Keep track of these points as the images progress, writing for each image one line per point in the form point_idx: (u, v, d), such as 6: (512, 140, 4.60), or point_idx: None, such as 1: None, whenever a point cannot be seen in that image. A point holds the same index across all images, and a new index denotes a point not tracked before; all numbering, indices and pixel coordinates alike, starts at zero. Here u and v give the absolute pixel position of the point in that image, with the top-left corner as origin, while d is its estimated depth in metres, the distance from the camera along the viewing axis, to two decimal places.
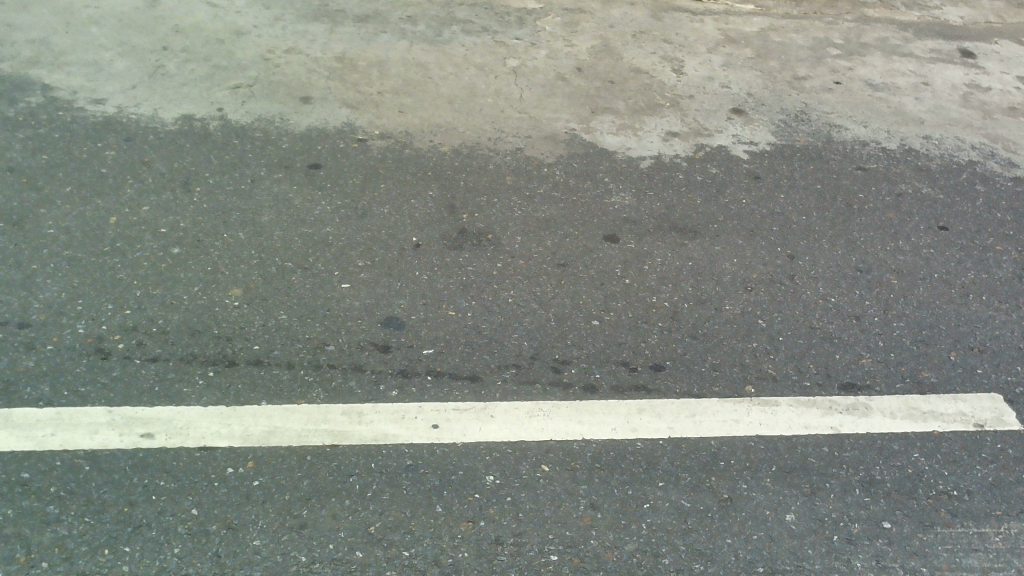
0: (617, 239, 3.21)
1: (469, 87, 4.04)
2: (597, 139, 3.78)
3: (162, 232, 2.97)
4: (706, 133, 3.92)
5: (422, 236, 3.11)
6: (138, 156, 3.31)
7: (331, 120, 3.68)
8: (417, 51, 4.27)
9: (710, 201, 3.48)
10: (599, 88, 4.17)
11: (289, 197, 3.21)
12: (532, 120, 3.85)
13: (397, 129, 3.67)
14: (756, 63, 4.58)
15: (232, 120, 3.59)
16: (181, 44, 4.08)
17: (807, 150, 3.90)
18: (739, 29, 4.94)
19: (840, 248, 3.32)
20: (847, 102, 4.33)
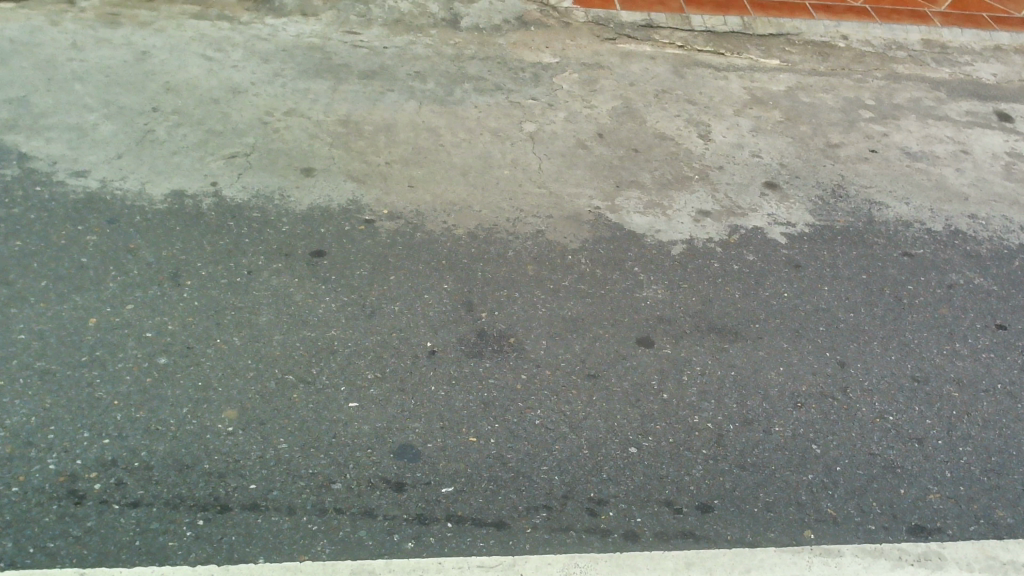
0: (652, 342, 2.92)
1: (484, 156, 3.74)
2: (623, 219, 3.49)
3: (147, 337, 2.65)
4: (740, 212, 3.63)
5: (438, 341, 2.80)
6: (122, 242, 2.99)
7: (335, 197, 3.37)
8: (427, 114, 3.98)
9: (749, 295, 3.19)
10: (623, 158, 3.88)
11: (290, 292, 2.90)
12: (553, 196, 3.56)
13: (408, 208, 3.37)
14: (786, 128, 4.32)
15: (227, 197, 3.28)
16: (172, 104, 3.77)
17: (848, 231, 3.62)
18: (765, 88, 4.68)
19: (893, 353, 3.03)
20: (885, 174, 4.06)
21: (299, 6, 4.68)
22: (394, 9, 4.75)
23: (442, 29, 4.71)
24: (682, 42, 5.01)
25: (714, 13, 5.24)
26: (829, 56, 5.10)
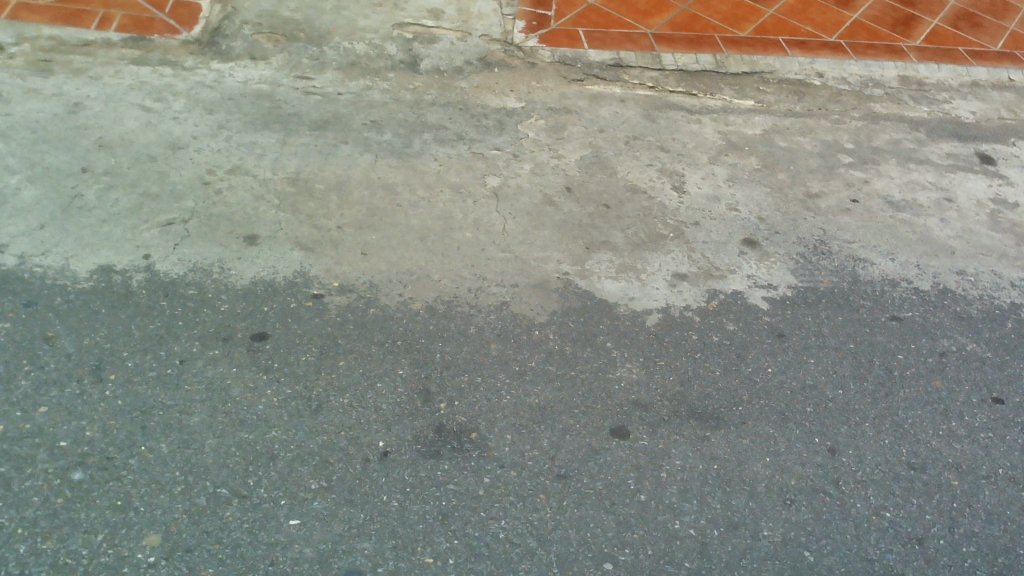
0: (627, 432, 2.67)
1: (444, 216, 3.48)
2: (594, 285, 3.24)
3: (60, 448, 2.36)
4: (718, 274, 3.40)
5: (391, 439, 2.53)
6: (39, 330, 2.70)
7: (281, 268, 3.09)
8: (383, 168, 3.71)
9: (732, 371, 2.95)
10: (593, 215, 3.64)
11: (227, 385, 2.61)
12: (518, 261, 3.30)
13: (360, 278, 3.10)
14: (763, 177, 4.11)
15: (159, 271, 2.99)
16: (104, 163, 3.48)
17: (833, 293, 3.40)
18: (740, 132, 4.48)
19: (887, 435, 2.81)
20: (869, 226, 3.86)
21: (247, 49, 4.42)
22: (349, 51, 4.50)
23: (400, 72, 4.46)
24: (653, 82, 4.80)
25: (685, 50, 5.05)
26: (804, 95, 4.92)
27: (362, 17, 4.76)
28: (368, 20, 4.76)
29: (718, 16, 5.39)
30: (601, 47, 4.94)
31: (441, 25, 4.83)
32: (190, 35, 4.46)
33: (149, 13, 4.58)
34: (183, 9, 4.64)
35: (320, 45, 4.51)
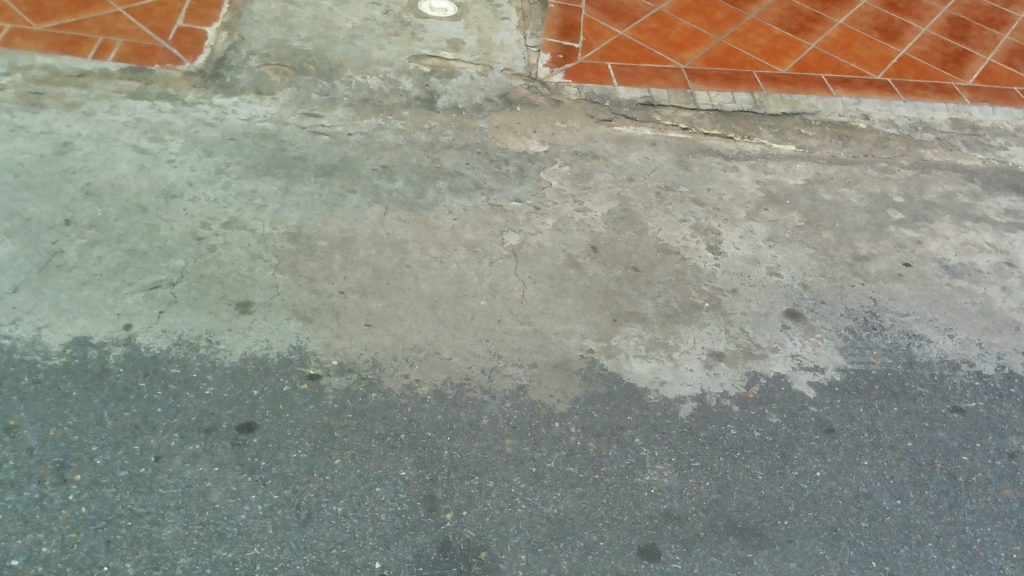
0: (657, 553, 2.35)
1: (458, 280, 3.18)
2: (621, 366, 2.93)
3: (10, 568, 2.07)
4: (759, 353, 3.08)
5: (389, 560, 2.23)
6: (0, 418, 2.41)
7: (275, 342, 2.79)
8: (392, 222, 3.41)
9: (776, 475, 2.62)
10: (620, 279, 3.32)
11: (206, 488, 2.32)
12: (537, 335, 2.99)
13: (362, 355, 2.80)
14: (806, 235, 3.77)
15: (140, 345, 2.69)
16: (89, 213, 3.19)
17: (886, 379, 3.06)
18: (780, 181, 4.14)
19: (953, 558, 2.48)
20: (923, 296, 3.52)
21: (253, 82, 4.14)
22: (362, 86, 4.22)
23: (415, 109, 4.17)
24: (686, 123, 4.48)
25: (721, 88, 4.73)
26: (849, 140, 4.58)
27: (376, 48, 4.48)
28: (383, 51, 4.47)
29: (756, 49, 5.06)
30: (631, 83, 4.62)
31: (460, 57, 4.54)
32: (193, 66, 4.20)
33: (151, 41, 4.31)
34: (186, 37, 4.38)
35: (331, 78, 4.23)
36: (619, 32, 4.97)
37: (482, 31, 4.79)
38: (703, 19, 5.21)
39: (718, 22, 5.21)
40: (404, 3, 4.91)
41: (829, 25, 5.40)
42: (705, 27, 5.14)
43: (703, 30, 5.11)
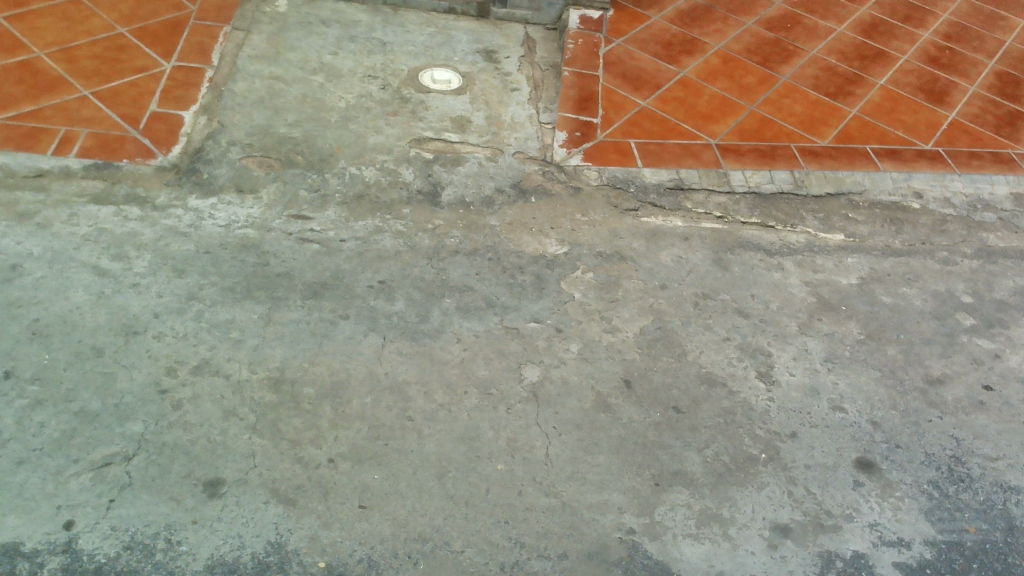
0: None
1: (471, 436, 2.69)
2: (669, 552, 2.44)
3: None
4: (830, 525, 2.59)
5: None
6: None
7: (249, 538, 2.31)
8: (391, 358, 2.92)
9: None
10: (660, 426, 2.82)
11: None
12: (566, 513, 2.50)
13: (356, 554, 2.31)
14: (869, 352, 3.28)
15: (82, 552, 2.21)
16: (34, 362, 2.71)
17: (984, 555, 2.57)
18: (831, 281, 3.65)
19: None
20: (1013, 431, 3.02)
21: (233, 178, 3.68)
22: (357, 180, 3.75)
23: (417, 205, 3.70)
24: (721, 211, 4.00)
25: (757, 166, 4.26)
26: (902, 224, 4.09)
27: (373, 131, 4.03)
28: (380, 135, 4.01)
29: (793, 118, 4.58)
30: (657, 165, 4.16)
31: (467, 139, 4.08)
32: (167, 160, 3.74)
33: (121, 130, 3.86)
34: (160, 124, 3.92)
35: (321, 170, 3.76)
36: (641, 103, 4.50)
37: (490, 107, 4.35)
38: (732, 84, 4.74)
39: (749, 87, 4.74)
40: (404, 76, 4.47)
41: (869, 87, 4.92)
42: (736, 93, 4.68)
43: (734, 98, 4.64)
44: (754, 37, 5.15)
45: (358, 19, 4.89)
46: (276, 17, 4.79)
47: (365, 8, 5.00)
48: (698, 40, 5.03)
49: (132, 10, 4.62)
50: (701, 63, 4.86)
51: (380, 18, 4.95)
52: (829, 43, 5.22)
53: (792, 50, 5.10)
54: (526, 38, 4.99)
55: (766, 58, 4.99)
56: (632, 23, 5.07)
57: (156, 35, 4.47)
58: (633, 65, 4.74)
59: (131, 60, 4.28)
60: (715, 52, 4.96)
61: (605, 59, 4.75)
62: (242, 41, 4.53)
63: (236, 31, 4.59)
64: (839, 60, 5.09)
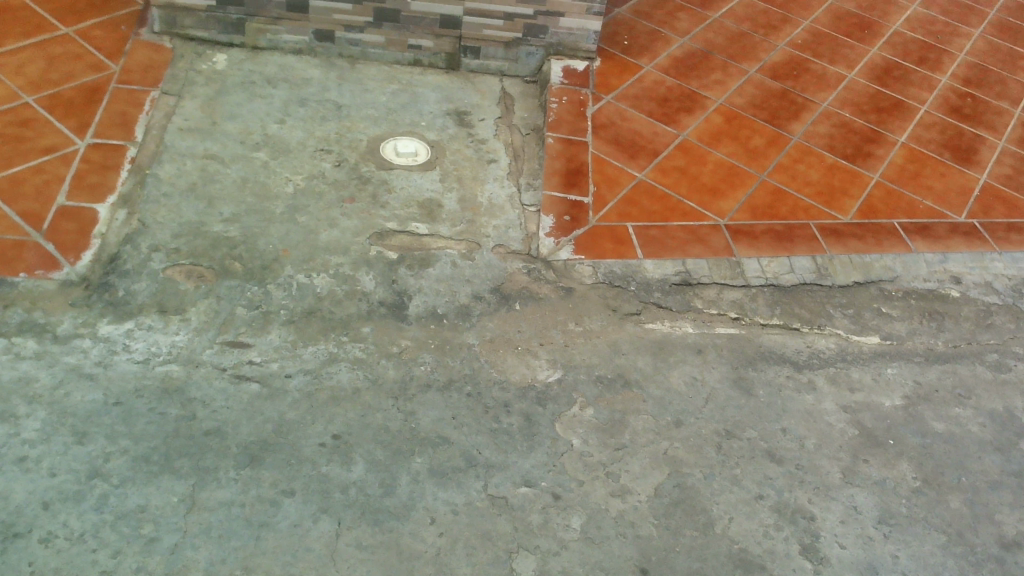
0: None
1: None
2: None
3: None
4: None
5: None
6: None
7: None
8: (348, 556, 2.35)
9: None
10: None
11: None
12: None
13: None
14: (929, 506, 2.75)
15: None
16: None
17: None
18: (872, 404, 3.10)
19: None
20: None
21: (155, 294, 3.04)
22: (306, 291, 3.13)
23: (379, 321, 3.08)
24: (736, 310, 3.43)
25: (773, 251, 3.69)
26: (942, 319, 3.56)
27: (326, 224, 3.40)
28: (334, 229, 3.38)
29: (810, 189, 4.03)
30: (660, 254, 3.58)
31: (437, 230, 3.47)
32: (74, 271, 3.09)
33: (20, 232, 3.20)
34: (68, 222, 3.27)
35: (263, 280, 3.14)
36: (637, 176, 3.92)
37: (464, 186, 3.74)
38: (739, 147, 4.17)
39: (758, 151, 4.18)
40: (363, 149, 3.86)
41: (890, 146, 4.38)
42: (743, 159, 4.11)
43: (742, 165, 4.08)
44: (759, 88, 4.59)
45: (309, 76, 4.28)
46: (213, 76, 4.15)
47: (317, 61, 4.38)
48: (697, 94, 4.47)
49: (42, 72, 3.96)
50: (702, 122, 4.29)
51: (335, 74, 4.33)
52: (841, 93, 4.68)
53: (801, 103, 4.55)
54: (503, 93, 4.41)
55: (773, 113, 4.43)
56: (622, 75, 4.50)
57: (69, 104, 3.81)
58: (626, 128, 4.16)
59: (38, 138, 3.62)
60: (717, 107, 4.40)
61: (594, 121, 4.16)
62: (172, 109, 3.89)
63: (166, 96, 3.96)
64: (854, 113, 4.55)
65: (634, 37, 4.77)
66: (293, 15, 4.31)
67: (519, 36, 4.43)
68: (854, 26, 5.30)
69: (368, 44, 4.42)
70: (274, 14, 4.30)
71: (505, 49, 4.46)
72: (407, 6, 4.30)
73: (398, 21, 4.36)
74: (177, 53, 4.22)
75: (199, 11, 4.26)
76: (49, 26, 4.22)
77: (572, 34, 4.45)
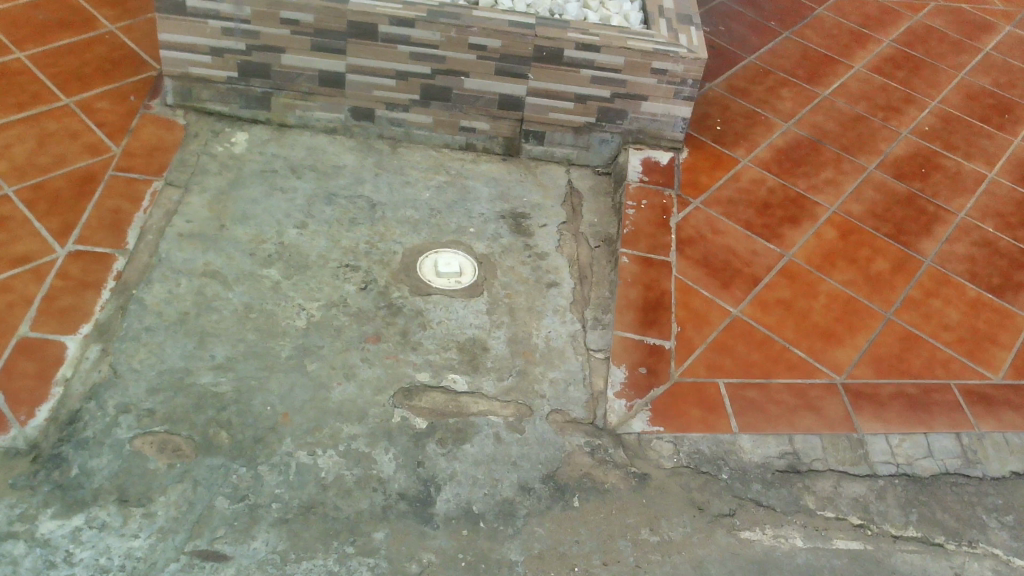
0: None
1: None
2: None
3: None
4: None
5: None
6: None
7: None
8: None
9: None
10: None
11: None
12: None
13: None
14: None
15: None
16: None
17: None
18: None
19: None
20: None
21: (117, 475, 2.40)
22: (308, 476, 2.46)
23: (397, 524, 2.39)
24: (860, 514, 2.64)
25: (905, 425, 2.90)
26: None
27: (342, 375, 2.73)
28: (351, 383, 2.71)
29: (948, 333, 3.22)
30: (760, 427, 2.82)
31: (479, 387, 2.77)
32: (22, 436, 2.46)
33: None
34: (27, 361, 2.64)
35: (253, 459, 2.47)
36: (732, 310, 3.16)
37: (516, 321, 3.03)
38: (859, 273, 3.39)
39: (882, 278, 3.39)
40: (396, 265, 3.18)
41: None
42: (864, 291, 3.32)
43: (863, 298, 3.29)
44: (880, 191, 3.80)
45: (342, 163, 3.63)
46: (229, 162, 3.52)
47: (353, 144, 3.74)
48: (804, 198, 3.69)
49: (31, 155, 3.38)
50: (811, 237, 3.52)
51: (372, 160, 3.67)
52: (980, 199, 3.86)
53: (932, 212, 3.74)
54: (570, 189, 3.70)
55: (899, 226, 3.64)
56: (714, 171, 3.75)
57: (55, 198, 3.22)
58: (718, 243, 3.41)
59: (11, 243, 3.03)
60: (829, 217, 3.62)
61: (679, 234, 3.42)
62: (175, 206, 3.27)
63: (170, 188, 3.35)
64: (998, 227, 3.73)
65: (729, 121, 4.02)
66: (327, 90, 3.66)
67: (592, 121, 3.72)
68: (991, 109, 4.46)
69: (413, 125, 3.76)
70: (305, 87, 3.66)
71: (574, 135, 3.76)
72: (461, 83, 3.63)
73: (449, 100, 3.68)
74: (190, 131, 3.62)
75: (218, 82, 3.65)
76: (48, 96, 3.65)
77: (656, 120, 3.72)
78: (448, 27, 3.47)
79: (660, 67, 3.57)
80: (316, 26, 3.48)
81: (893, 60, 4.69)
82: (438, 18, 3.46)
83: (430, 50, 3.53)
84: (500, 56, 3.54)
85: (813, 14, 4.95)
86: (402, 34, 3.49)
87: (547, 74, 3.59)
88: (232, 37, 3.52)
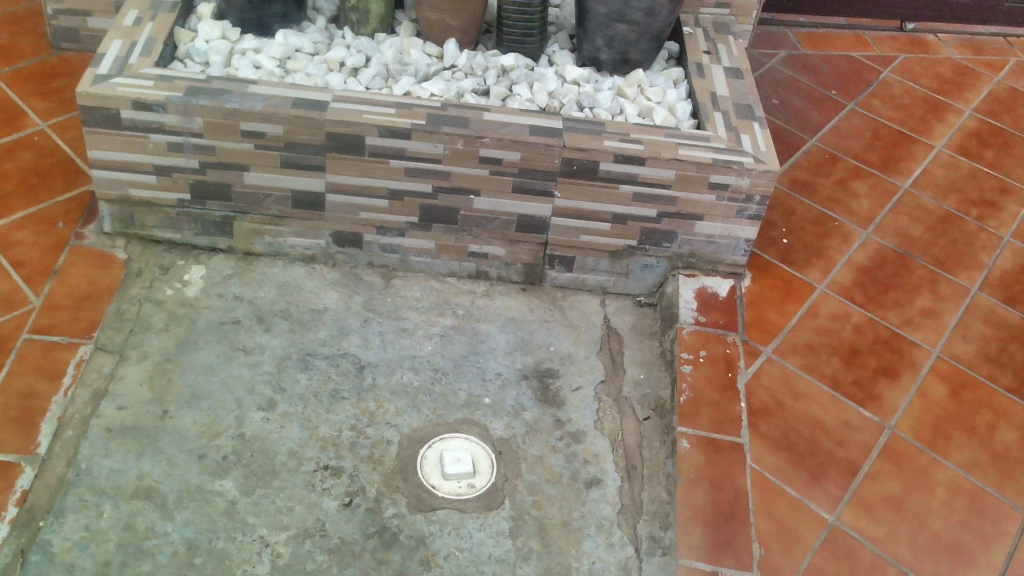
0: None
1: None
2: None
3: None
4: None
5: None
6: None
7: None
8: None
9: None
10: None
11: None
12: None
13: None
14: None
15: None
16: None
17: None
18: None
19: None
20: None
21: None
22: None
23: None
24: None
25: None
26: None
27: None
28: None
29: None
30: None
31: None
32: None
33: None
34: None
35: None
36: (828, 517, 2.44)
37: (548, 548, 2.32)
38: (981, 451, 2.65)
39: (1011, 455, 2.65)
40: (390, 463, 2.45)
41: None
42: (992, 478, 2.59)
43: (991, 488, 2.56)
44: (990, 323, 3.06)
45: (321, 305, 2.90)
46: (178, 311, 2.79)
47: (336, 277, 3.01)
48: (900, 337, 2.96)
49: None
50: (915, 396, 2.78)
51: (360, 299, 2.94)
52: None
53: None
54: (607, 330, 2.96)
55: (1020, 374, 2.91)
56: (785, 304, 3.01)
57: None
58: (800, 413, 2.68)
59: None
60: (934, 366, 2.88)
61: (750, 401, 2.69)
62: (106, 384, 2.54)
63: (101, 354, 2.61)
64: None
65: (796, 231, 3.29)
66: (302, 212, 2.93)
67: (633, 244, 2.98)
68: None
69: (410, 250, 3.03)
70: (274, 210, 2.92)
71: (611, 260, 3.02)
72: (469, 203, 2.89)
73: (455, 222, 2.95)
74: (132, 269, 2.89)
75: (167, 206, 2.91)
76: None
77: (713, 242, 2.98)
78: (454, 137, 2.73)
79: (721, 181, 2.82)
80: (286, 139, 2.74)
81: (980, 136, 3.94)
82: (440, 127, 2.72)
83: (431, 165, 2.79)
84: (518, 171, 2.80)
85: (879, 78, 4.21)
86: (394, 146, 2.75)
87: (578, 192, 2.85)
88: (181, 152, 2.78)
